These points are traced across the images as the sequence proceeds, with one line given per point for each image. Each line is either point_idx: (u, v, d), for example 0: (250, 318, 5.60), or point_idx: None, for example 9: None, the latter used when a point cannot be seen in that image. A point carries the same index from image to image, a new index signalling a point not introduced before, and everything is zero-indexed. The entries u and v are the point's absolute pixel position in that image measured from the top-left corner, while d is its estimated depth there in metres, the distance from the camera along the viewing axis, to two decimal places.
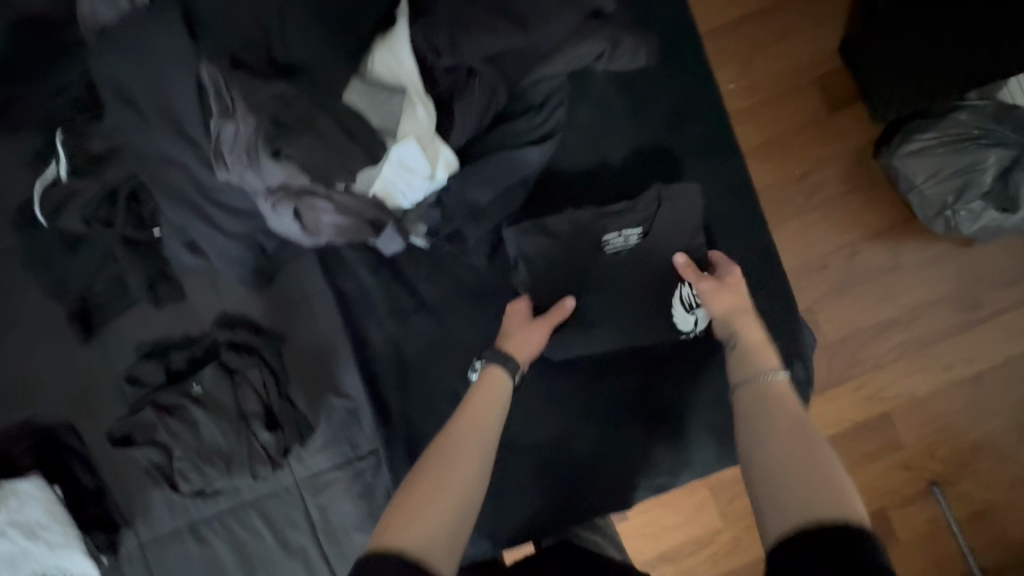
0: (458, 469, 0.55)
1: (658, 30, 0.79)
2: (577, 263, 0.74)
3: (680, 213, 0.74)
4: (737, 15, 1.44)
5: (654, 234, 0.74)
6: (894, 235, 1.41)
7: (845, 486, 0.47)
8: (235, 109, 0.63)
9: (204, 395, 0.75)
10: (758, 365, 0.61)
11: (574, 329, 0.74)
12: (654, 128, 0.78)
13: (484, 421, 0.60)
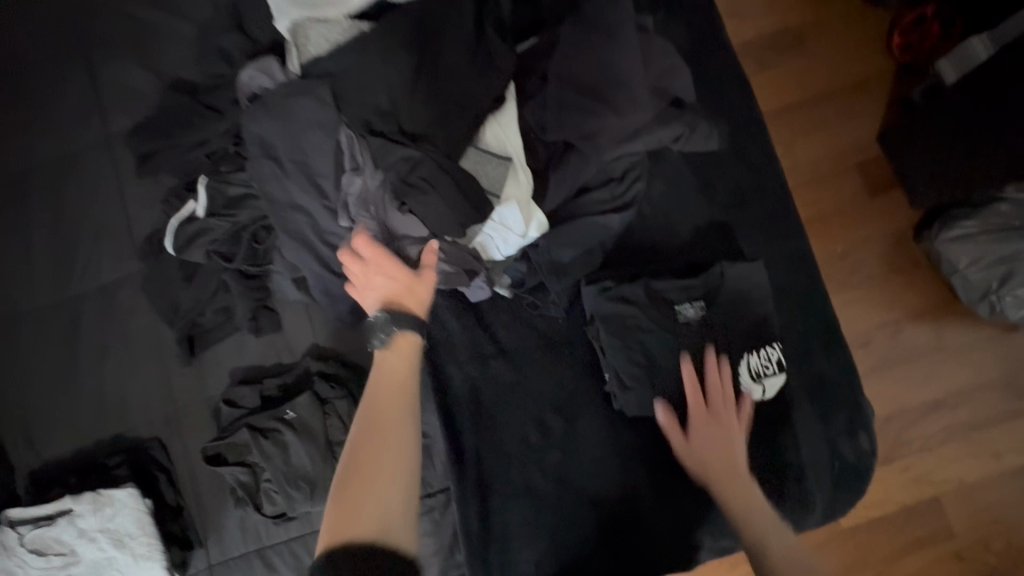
0: (385, 480, 0.57)
1: (728, 119, 0.89)
2: (655, 326, 0.76)
3: (755, 282, 0.79)
4: (783, 103, 1.57)
5: (733, 300, 0.77)
6: (936, 319, 1.48)
7: None
8: (366, 168, 0.73)
9: (296, 420, 0.80)
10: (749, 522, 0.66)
11: (649, 388, 0.75)
12: (723, 204, 0.86)
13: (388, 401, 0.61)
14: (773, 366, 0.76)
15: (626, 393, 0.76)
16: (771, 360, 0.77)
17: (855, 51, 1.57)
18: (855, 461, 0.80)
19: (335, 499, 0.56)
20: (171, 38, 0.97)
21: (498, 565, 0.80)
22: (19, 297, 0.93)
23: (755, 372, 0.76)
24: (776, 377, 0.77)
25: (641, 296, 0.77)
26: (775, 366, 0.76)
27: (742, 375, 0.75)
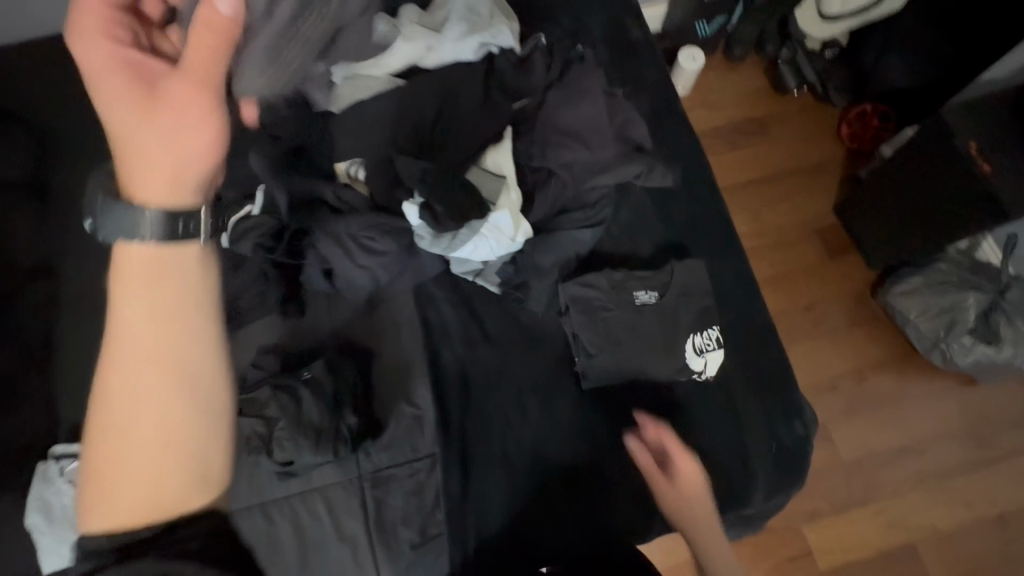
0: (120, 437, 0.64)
1: (684, 163, 1.09)
2: (619, 311, 0.92)
3: (702, 287, 0.95)
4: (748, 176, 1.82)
5: (683, 295, 0.93)
6: (898, 368, 1.60)
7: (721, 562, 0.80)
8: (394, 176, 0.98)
9: (310, 379, 0.93)
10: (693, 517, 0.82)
11: (610, 355, 0.92)
12: (677, 226, 1.05)
13: (125, 349, 0.64)
14: (715, 344, 0.92)
15: (593, 357, 0.92)
16: (713, 339, 0.92)
17: (810, 138, 1.85)
18: (791, 446, 0.92)
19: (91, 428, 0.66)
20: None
21: (473, 525, 0.89)
22: (88, 278, 1.10)
23: (698, 348, 0.91)
24: (717, 351, 0.92)
25: (606, 285, 0.93)
26: (715, 342, 0.92)
27: (686, 351, 0.91)
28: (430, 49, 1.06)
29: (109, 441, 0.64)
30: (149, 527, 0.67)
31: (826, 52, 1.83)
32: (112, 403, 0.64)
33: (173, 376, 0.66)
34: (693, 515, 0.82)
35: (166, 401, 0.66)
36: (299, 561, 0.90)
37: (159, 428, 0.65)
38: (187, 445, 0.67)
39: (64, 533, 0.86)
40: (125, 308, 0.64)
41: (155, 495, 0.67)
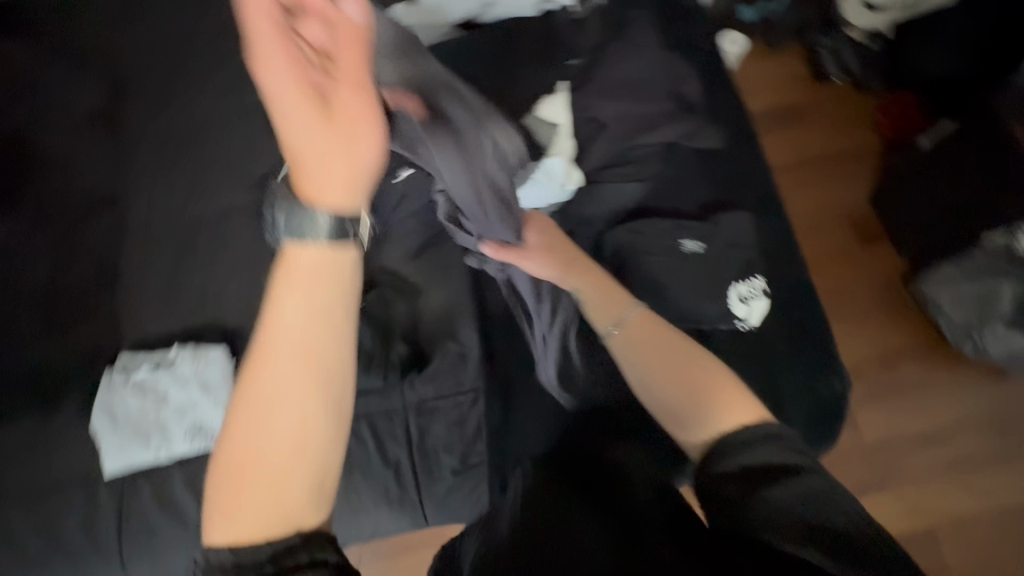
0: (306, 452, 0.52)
1: (730, 126, 1.12)
2: (664, 257, 0.95)
3: (744, 241, 0.97)
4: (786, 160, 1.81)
5: (727, 245, 0.96)
6: (928, 356, 1.60)
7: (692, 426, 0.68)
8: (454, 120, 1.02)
9: (366, 310, 0.99)
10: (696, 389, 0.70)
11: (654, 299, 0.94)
12: (722, 184, 1.06)
13: (286, 358, 0.51)
14: (758, 291, 0.94)
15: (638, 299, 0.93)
16: (756, 287, 0.94)
17: (850, 124, 1.83)
18: (828, 398, 0.93)
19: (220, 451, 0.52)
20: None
21: (512, 455, 0.93)
22: (150, 210, 1.14)
23: (742, 295, 0.93)
24: (760, 299, 0.94)
25: (651, 231, 0.97)
26: (758, 292, 0.94)
27: (731, 298, 0.93)
28: (488, 5, 1.14)
29: (240, 442, 0.51)
30: (261, 546, 0.50)
31: (869, 44, 1.79)
32: (255, 403, 0.51)
33: (319, 394, 0.52)
34: (633, 355, 0.78)
35: (307, 412, 0.51)
36: (344, 481, 0.93)
37: (289, 446, 0.51)
38: (317, 466, 0.52)
39: (125, 438, 0.92)
40: (286, 314, 0.51)
41: (281, 501, 0.51)
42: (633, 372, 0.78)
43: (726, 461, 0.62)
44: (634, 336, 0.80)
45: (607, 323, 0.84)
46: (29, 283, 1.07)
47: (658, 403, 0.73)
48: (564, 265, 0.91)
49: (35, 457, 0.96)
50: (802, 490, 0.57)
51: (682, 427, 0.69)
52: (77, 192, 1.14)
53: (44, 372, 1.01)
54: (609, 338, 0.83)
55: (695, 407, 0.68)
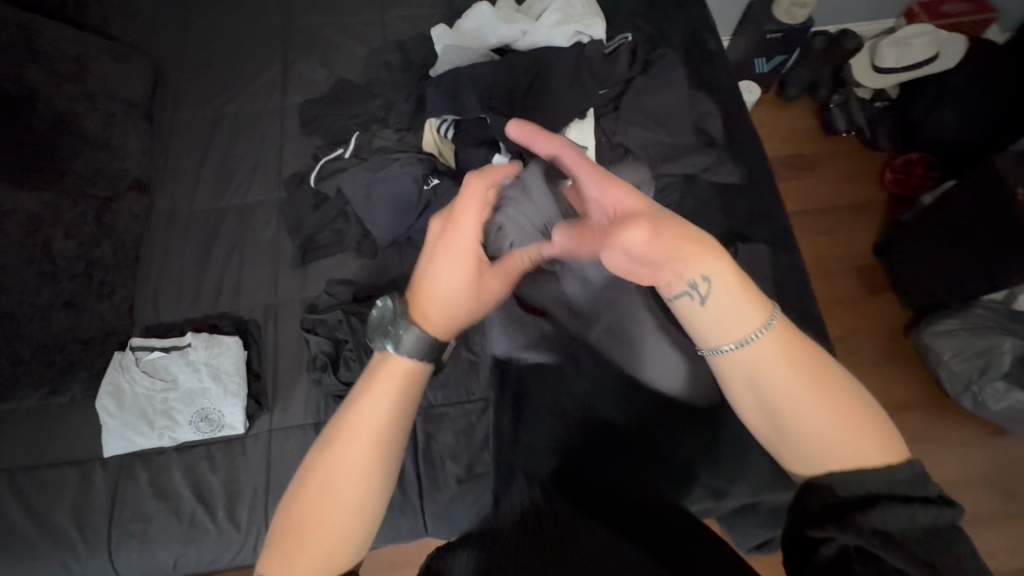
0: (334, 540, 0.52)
1: (750, 164, 1.15)
2: None
3: (753, 273, 1.01)
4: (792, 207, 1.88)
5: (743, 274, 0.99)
6: (928, 409, 1.61)
7: (828, 464, 0.52)
8: (486, 141, 1.06)
9: None
10: (813, 416, 0.52)
11: None
12: (740, 218, 1.09)
13: (350, 452, 0.53)
14: None
15: None
16: None
17: (857, 177, 1.88)
18: None
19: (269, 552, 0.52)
20: (346, 44, 1.30)
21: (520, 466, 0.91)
22: (178, 201, 1.17)
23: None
24: None
25: None
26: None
27: None
28: (525, 33, 1.17)
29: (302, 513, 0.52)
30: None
31: (876, 103, 1.84)
32: (314, 476, 0.53)
33: (382, 476, 0.54)
34: (751, 382, 0.55)
35: (367, 483, 0.53)
36: None
37: (347, 515, 0.52)
38: (363, 533, 0.54)
39: (132, 419, 0.93)
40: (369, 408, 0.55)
41: (332, 560, 0.52)
42: (739, 393, 0.56)
43: (832, 492, 0.51)
44: (756, 357, 0.54)
45: (723, 335, 0.56)
46: (41, 257, 1.00)
47: (765, 434, 0.55)
48: (668, 233, 0.55)
49: (37, 431, 0.95)
50: (909, 515, 0.49)
51: (793, 462, 0.54)
52: (103, 170, 1.11)
53: (51, 349, 0.96)
54: (711, 352, 0.57)
55: (824, 453, 0.52)
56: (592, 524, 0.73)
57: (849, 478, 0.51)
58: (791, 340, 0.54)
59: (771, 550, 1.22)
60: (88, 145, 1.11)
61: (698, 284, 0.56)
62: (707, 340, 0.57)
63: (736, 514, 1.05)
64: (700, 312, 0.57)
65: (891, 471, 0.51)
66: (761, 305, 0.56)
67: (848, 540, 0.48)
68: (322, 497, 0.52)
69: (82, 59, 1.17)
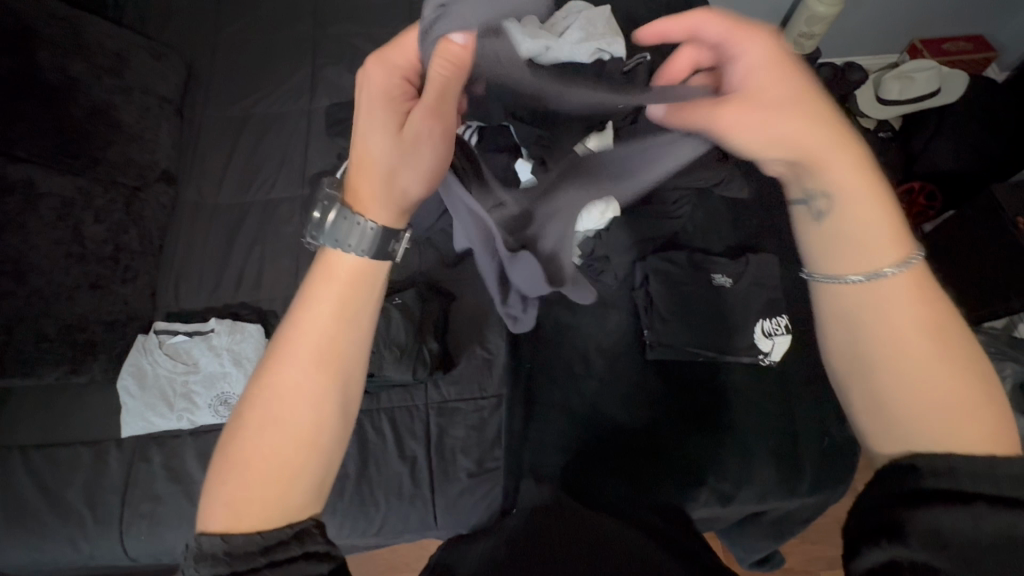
0: (288, 460, 0.49)
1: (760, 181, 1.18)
2: (692, 288, 1.03)
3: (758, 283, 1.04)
4: None
5: (750, 284, 1.03)
6: None
7: (933, 424, 0.48)
8: None
9: (400, 305, 1.01)
10: (923, 374, 0.49)
11: (677, 324, 1.01)
12: (750, 232, 1.13)
13: (296, 365, 0.51)
14: (781, 328, 0.99)
15: (660, 321, 1.01)
16: (780, 324, 1.00)
17: None
18: (843, 444, 0.95)
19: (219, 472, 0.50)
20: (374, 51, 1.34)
21: (530, 463, 0.93)
22: (207, 194, 1.20)
23: (767, 331, 0.99)
24: (783, 338, 0.99)
25: (683, 260, 1.05)
26: (783, 329, 1.00)
27: (755, 333, 1.00)
28: None
29: (250, 440, 0.49)
30: (253, 536, 0.47)
31: (879, 132, 1.85)
32: (261, 397, 0.51)
33: (335, 397, 0.52)
34: (857, 326, 0.53)
35: (318, 408, 0.51)
36: (358, 471, 0.94)
37: (300, 439, 0.50)
38: (324, 463, 0.51)
39: (152, 401, 0.95)
40: (318, 324, 0.52)
41: (285, 490, 0.49)
42: (836, 335, 0.55)
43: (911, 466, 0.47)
44: (862, 297, 0.53)
45: (844, 266, 0.54)
46: (72, 238, 1.02)
47: (853, 389, 0.54)
48: (793, 134, 0.53)
49: (58, 409, 0.97)
50: (987, 524, 0.42)
51: (875, 429, 0.53)
52: (135, 161, 1.15)
53: (74, 328, 0.99)
54: (823, 279, 0.56)
55: (929, 419, 0.49)
56: (605, 529, 0.71)
57: (938, 462, 0.46)
58: (919, 289, 0.52)
59: (771, 567, 1.22)
60: (123, 135, 1.15)
61: (816, 198, 0.56)
62: (818, 266, 0.56)
63: (739, 523, 1.06)
64: (826, 234, 0.56)
65: (994, 465, 0.44)
66: (901, 244, 0.53)
67: (905, 553, 0.43)
68: (268, 415, 0.50)
69: (123, 55, 1.21)
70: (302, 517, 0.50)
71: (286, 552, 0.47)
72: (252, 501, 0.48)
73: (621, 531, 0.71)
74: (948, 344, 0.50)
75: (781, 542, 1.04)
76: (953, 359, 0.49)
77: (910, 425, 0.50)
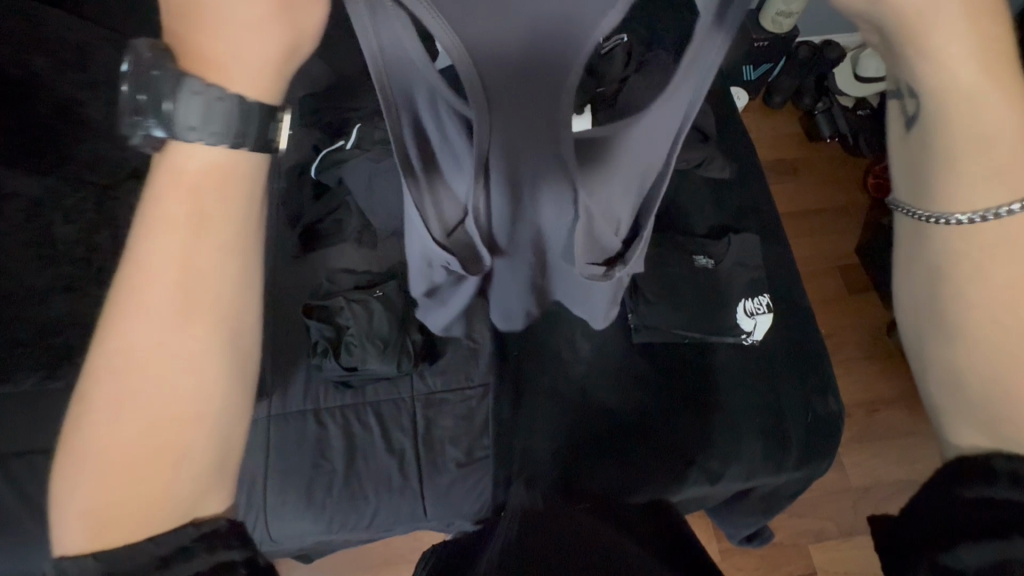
0: (173, 435, 0.43)
1: (741, 161, 1.18)
2: (676, 269, 1.02)
3: (739, 263, 1.04)
4: (808, 202, 1.70)
5: (735, 264, 1.04)
6: None
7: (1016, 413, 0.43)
8: None
9: (383, 297, 1.00)
10: (1014, 348, 0.43)
11: (661, 302, 1.00)
12: (732, 212, 1.13)
13: (150, 312, 0.41)
14: (764, 307, 1.00)
15: (645, 300, 1.00)
16: (763, 303, 1.01)
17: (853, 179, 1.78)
18: (826, 418, 0.97)
19: (80, 469, 0.41)
20: None
21: (520, 449, 0.95)
22: None
23: (749, 311, 1.00)
24: (766, 316, 1.00)
25: (666, 241, 1.05)
26: (764, 308, 1.00)
27: (738, 313, 1.00)
28: None
29: (102, 434, 0.41)
30: (141, 549, 0.42)
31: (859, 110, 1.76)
32: (106, 365, 0.42)
33: (208, 347, 0.43)
34: (941, 287, 0.45)
35: (189, 369, 0.43)
36: (346, 465, 0.93)
37: (175, 411, 0.43)
38: (215, 438, 0.45)
39: None
40: (165, 254, 0.41)
41: (168, 475, 0.43)
42: (917, 287, 0.48)
43: (989, 470, 0.43)
44: (957, 247, 0.44)
45: (953, 199, 0.44)
46: (42, 240, 1.01)
47: (933, 361, 0.48)
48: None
49: (33, 416, 0.94)
50: None
51: (953, 409, 0.48)
52: (105, 159, 1.11)
53: (47, 332, 0.97)
54: (907, 214, 0.47)
55: (1017, 408, 0.43)
56: (596, 530, 0.72)
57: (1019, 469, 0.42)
58: None
59: (761, 542, 1.24)
60: (89, 132, 1.11)
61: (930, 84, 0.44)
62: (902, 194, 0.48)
63: (727, 501, 1.07)
64: (921, 149, 0.45)
65: None
66: None
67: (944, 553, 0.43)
68: (136, 385, 0.42)
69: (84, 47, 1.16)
70: (210, 517, 0.47)
71: (187, 552, 0.44)
72: (135, 490, 0.42)
73: (592, 532, 0.71)
74: None
75: (769, 517, 1.05)
76: None
77: (989, 406, 0.45)
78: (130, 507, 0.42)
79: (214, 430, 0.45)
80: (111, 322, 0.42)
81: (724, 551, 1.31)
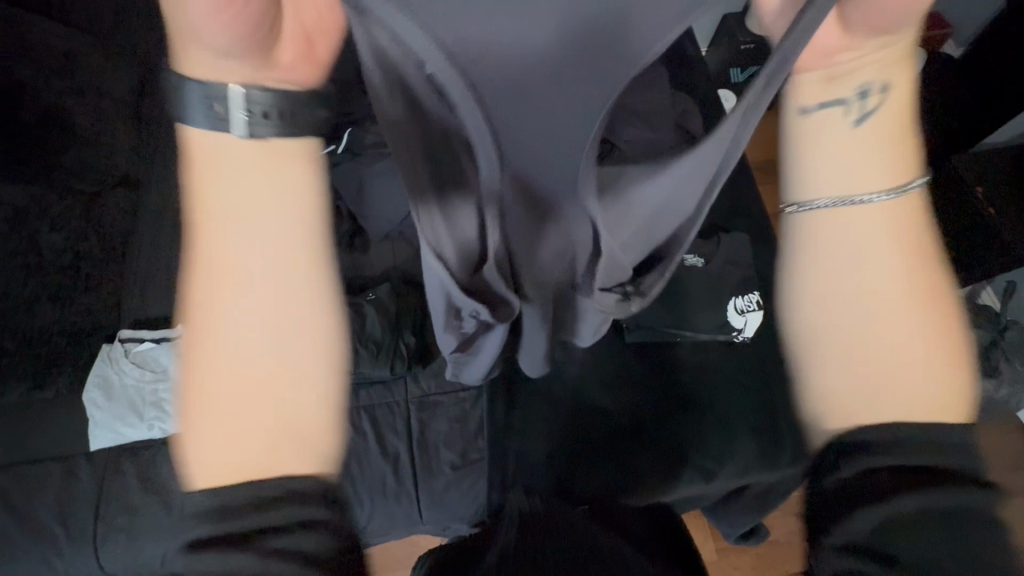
0: (259, 384, 0.40)
1: (729, 161, 1.19)
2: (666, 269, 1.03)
3: (728, 262, 1.05)
4: None
5: (724, 263, 1.05)
6: None
7: (900, 399, 0.41)
8: None
9: (375, 301, 1.00)
10: (887, 332, 0.42)
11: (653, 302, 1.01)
12: (721, 212, 1.14)
13: (211, 260, 0.39)
14: (755, 304, 1.01)
15: None
16: (754, 300, 1.02)
17: None
18: None
19: (181, 427, 0.40)
20: None
21: (515, 452, 0.94)
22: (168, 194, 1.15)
23: (740, 308, 1.01)
24: (757, 313, 1.01)
25: None
26: (755, 305, 1.02)
27: (729, 311, 1.01)
28: None
29: (198, 383, 0.40)
30: (241, 497, 0.38)
31: None
32: (187, 320, 0.41)
33: (286, 280, 0.40)
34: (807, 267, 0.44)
35: (265, 313, 0.40)
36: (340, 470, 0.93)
37: (257, 357, 0.40)
38: (303, 386, 0.41)
39: (117, 413, 0.92)
40: (226, 192, 0.39)
41: (262, 424, 0.39)
42: (801, 272, 0.45)
43: (849, 449, 0.40)
44: (871, 237, 0.42)
45: (825, 182, 0.43)
46: (31, 250, 1.01)
47: (817, 355, 0.44)
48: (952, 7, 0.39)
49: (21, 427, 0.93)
50: (919, 504, 0.37)
51: (821, 402, 0.43)
52: (94, 166, 1.10)
53: (35, 341, 0.97)
54: (799, 209, 0.44)
55: (886, 390, 0.41)
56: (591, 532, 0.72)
57: (883, 437, 0.40)
58: (908, 222, 0.43)
59: (757, 540, 1.25)
60: (76, 139, 1.11)
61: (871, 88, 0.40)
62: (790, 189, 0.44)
63: (722, 500, 1.07)
64: (838, 141, 0.42)
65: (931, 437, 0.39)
66: (917, 159, 0.42)
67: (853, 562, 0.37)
68: (217, 336, 0.40)
69: (71, 54, 1.16)
70: (312, 475, 0.40)
71: (281, 524, 0.38)
72: (228, 446, 0.39)
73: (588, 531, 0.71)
74: (913, 306, 0.42)
75: (764, 515, 1.06)
76: (916, 318, 0.42)
77: (860, 392, 0.41)
78: (224, 463, 0.39)
79: (303, 378, 0.41)
80: (186, 271, 0.40)
81: (720, 550, 1.31)
